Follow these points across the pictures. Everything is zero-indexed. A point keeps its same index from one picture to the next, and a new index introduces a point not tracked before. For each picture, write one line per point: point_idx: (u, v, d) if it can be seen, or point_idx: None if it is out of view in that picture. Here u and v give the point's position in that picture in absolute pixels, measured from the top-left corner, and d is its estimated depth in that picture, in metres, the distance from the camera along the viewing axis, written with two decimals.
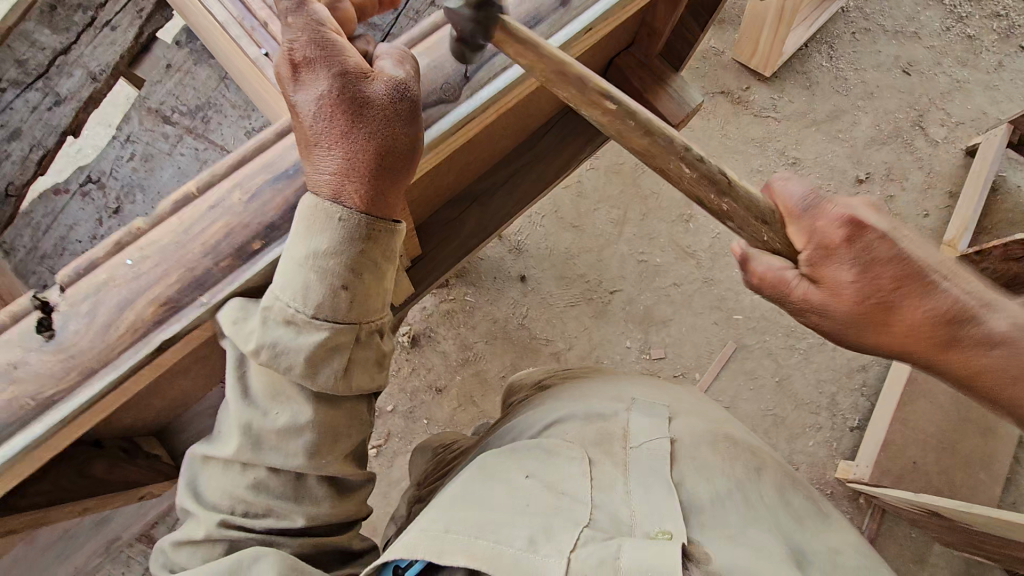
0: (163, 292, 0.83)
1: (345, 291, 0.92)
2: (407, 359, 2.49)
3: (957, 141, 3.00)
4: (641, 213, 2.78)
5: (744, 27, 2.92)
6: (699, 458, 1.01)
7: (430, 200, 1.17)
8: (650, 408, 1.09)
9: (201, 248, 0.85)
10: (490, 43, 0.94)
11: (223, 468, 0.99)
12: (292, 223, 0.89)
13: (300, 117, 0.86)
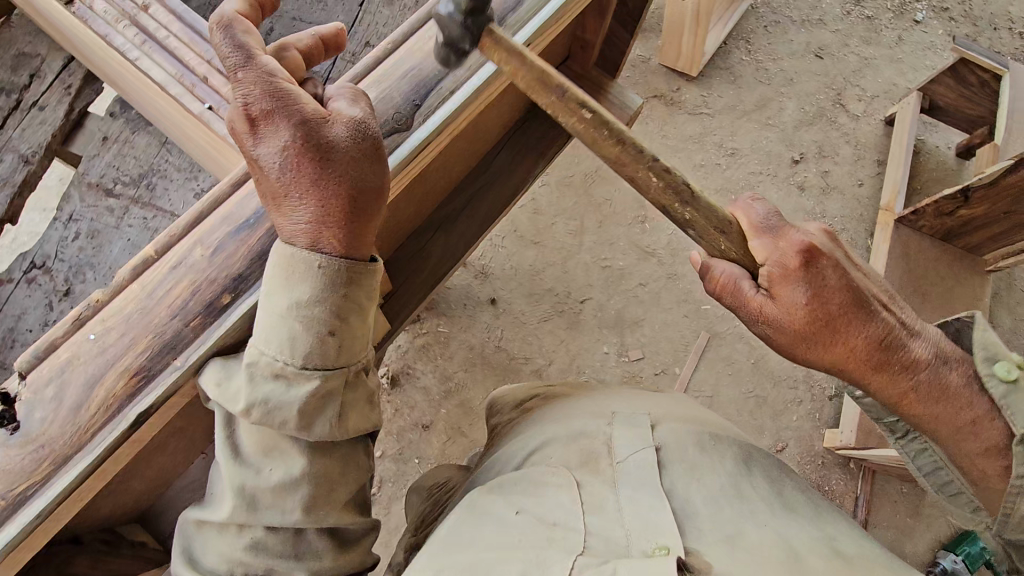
0: (133, 361, 0.85)
1: (332, 337, 0.91)
2: (389, 401, 2.45)
3: (875, 113, 3.25)
4: (597, 220, 2.84)
5: (664, 33, 3.05)
6: (687, 459, 1.03)
7: (394, 233, 1.15)
8: (630, 420, 1.09)
9: (167, 312, 0.87)
10: (433, 70, 1.02)
11: (218, 535, 0.96)
12: (258, 273, 0.91)
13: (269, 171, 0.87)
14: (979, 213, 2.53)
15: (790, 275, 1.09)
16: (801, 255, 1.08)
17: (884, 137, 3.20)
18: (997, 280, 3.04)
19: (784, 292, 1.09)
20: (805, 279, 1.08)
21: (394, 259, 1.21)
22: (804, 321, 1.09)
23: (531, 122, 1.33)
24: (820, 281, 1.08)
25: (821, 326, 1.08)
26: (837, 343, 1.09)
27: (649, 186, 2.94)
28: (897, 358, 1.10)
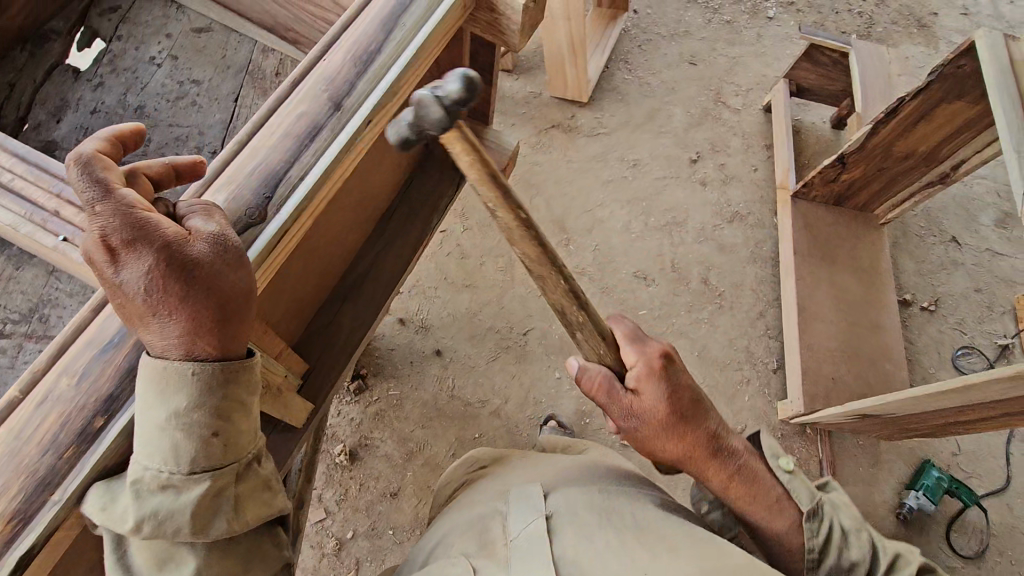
0: (7, 505, 0.80)
1: (216, 437, 0.92)
2: (352, 477, 2.38)
3: (753, 104, 3.55)
4: (524, 252, 2.92)
5: (549, 71, 3.23)
6: (575, 521, 1.17)
7: (296, 312, 1.14)
8: (523, 494, 1.28)
9: (34, 451, 0.83)
10: (279, 159, 0.98)
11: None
12: (130, 390, 0.90)
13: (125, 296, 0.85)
14: (857, 175, 2.78)
15: (653, 378, 1.18)
16: (660, 357, 1.20)
17: (765, 124, 3.48)
18: (893, 230, 3.32)
19: (647, 390, 1.18)
20: (664, 384, 1.18)
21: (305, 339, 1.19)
22: (660, 416, 1.18)
23: (420, 176, 1.38)
24: (677, 384, 1.19)
25: (675, 423, 1.19)
26: (682, 441, 1.21)
27: (565, 211, 3.06)
28: (718, 436, 1.24)
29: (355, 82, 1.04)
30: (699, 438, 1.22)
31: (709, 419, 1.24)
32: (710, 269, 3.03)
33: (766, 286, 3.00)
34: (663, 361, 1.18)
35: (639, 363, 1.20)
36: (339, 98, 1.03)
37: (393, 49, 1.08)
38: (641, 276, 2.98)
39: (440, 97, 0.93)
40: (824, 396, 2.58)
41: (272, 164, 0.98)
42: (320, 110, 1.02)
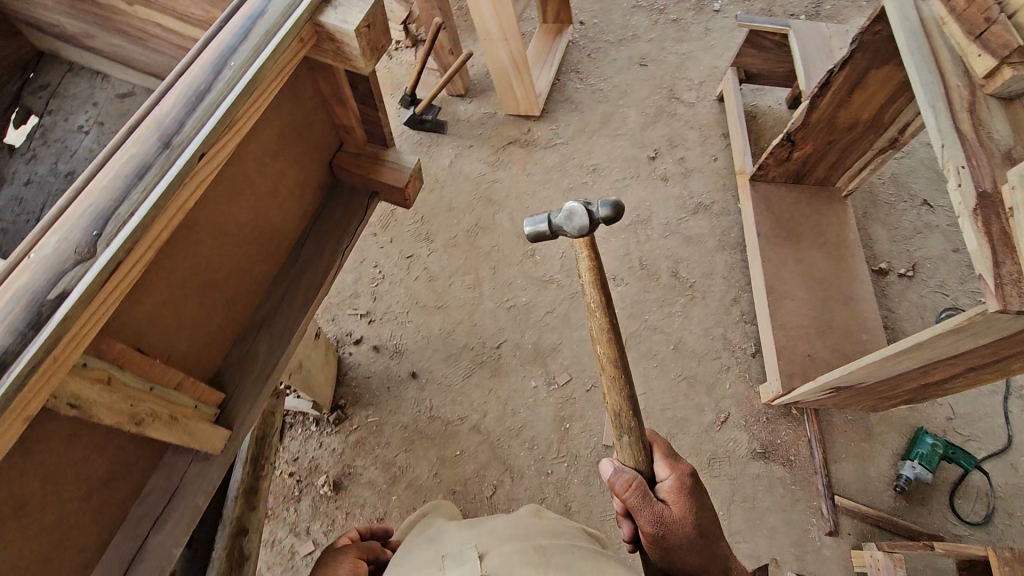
0: None
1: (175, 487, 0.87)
2: (338, 507, 2.41)
3: (707, 96, 3.59)
4: (491, 267, 2.97)
5: (499, 90, 3.30)
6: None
7: (211, 343, 1.14)
8: (460, 560, 1.10)
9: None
10: (99, 194, 0.73)
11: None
12: None
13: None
14: (809, 151, 2.78)
15: (681, 489, 1.34)
16: (687, 474, 1.38)
17: (721, 114, 3.52)
18: (862, 202, 3.31)
19: (674, 500, 1.33)
20: (692, 497, 1.33)
21: (224, 366, 1.20)
22: (683, 519, 1.29)
23: (328, 204, 1.41)
24: (699, 498, 1.34)
25: (695, 532, 1.29)
26: (694, 551, 1.29)
27: (529, 223, 3.12)
28: (720, 549, 1.34)
29: (192, 105, 0.80)
30: (714, 556, 1.32)
31: (721, 542, 1.35)
32: (679, 261, 3.04)
33: (737, 272, 3.01)
34: (690, 476, 1.37)
35: (670, 475, 1.38)
36: (172, 121, 0.79)
37: (246, 58, 0.85)
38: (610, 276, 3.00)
39: (587, 210, 1.39)
40: (802, 374, 2.56)
41: (91, 199, 0.72)
42: (146, 141, 0.76)
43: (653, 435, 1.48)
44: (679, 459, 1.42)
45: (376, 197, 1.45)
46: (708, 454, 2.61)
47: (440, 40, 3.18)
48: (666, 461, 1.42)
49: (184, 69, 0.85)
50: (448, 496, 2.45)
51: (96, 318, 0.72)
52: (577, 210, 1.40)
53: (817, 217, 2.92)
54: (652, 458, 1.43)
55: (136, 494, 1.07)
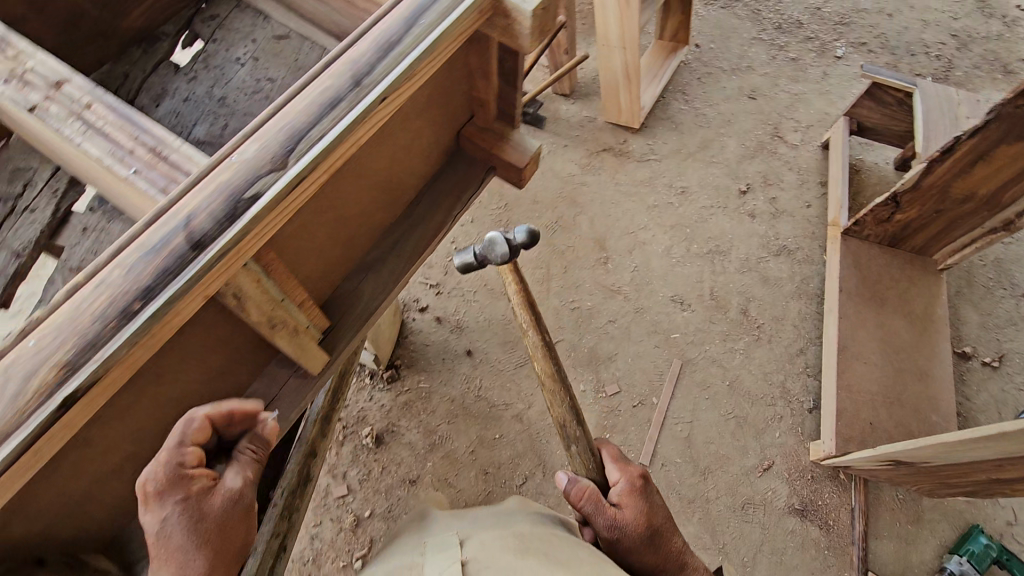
0: (59, 358, 0.67)
1: None
2: (376, 459, 2.51)
3: (811, 141, 3.50)
4: (562, 266, 3.03)
5: (604, 94, 3.31)
6: (495, 562, 0.98)
7: (327, 274, 1.24)
8: (443, 544, 1.11)
9: (32, 360, 0.67)
10: (301, 117, 0.82)
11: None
12: (170, 280, 0.72)
13: (146, 288, 0.71)
14: (913, 215, 2.67)
15: (635, 491, 1.36)
16: (638, 475, 1.40)
17: (823, 162, 3.42)
18: (958, 278, 3.14)
19: (628, 502, 1.34)
20: (645, 496, 1.35)
21: (334, 294, 1.30)
22: (639, 518, 1.30)
23: (448, 170, 1.48)
24: (653, 499, 1.36)
25: (651, 530, 1.30)
26: (654, 550, 1.29)
27: (607, 231, 3.14)
28: (681, 552, 1.32)
29: (383, 53, 0.88)
30: (672, 551, 1.32)
31: (679, 540, 1.35)
32: (750, 300, 2.99)
33: (810, 325, 2.92)
34: (637, 476, 1.39)
35: (622, 479, 1.41)
36: (363, 65, 0.87)
37: (432, 19, 0.92)
38: (678, 300, 2.97)
39: (507, 239, 1.46)
40: (859, 439, 2.46)
41: (290, 121, 0.81)
42: (341, 78, 0.85)
43: (605, 444, 1.53)
44: (634, 464, 1.45)
45: (492, 172, 1.51)
46: (744, 498, 2.54)
47: (559, 39, 3.23)
48: (622, 467, 1.43)
49: (379, 19, 0.93)
50: (480, 475, 2.50)
51: (276, 223, 0.81)
52: (498, 241, 1.45)
53: (906, 286, 2.80)
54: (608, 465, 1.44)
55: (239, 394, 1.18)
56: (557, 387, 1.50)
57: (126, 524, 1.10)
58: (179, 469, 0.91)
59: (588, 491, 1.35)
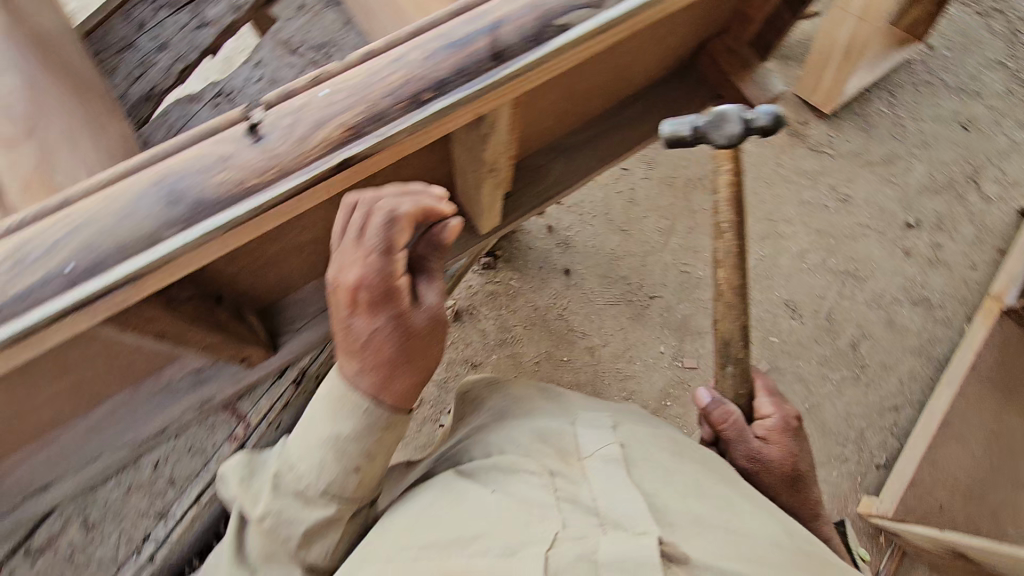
0: (348, 118, 0.69)
1: (356, 472, 0.93)
2: (448, 332, 2.54)
3: (1011, 199, 3.01)
4: (688, 226, 2.72)
5: (806, 66, 2.97)
6: (652, 458, 0.91)
7: (530, 138, 1.21)
8: (594, 420, 0.98)
9: (323, 110, 0.69)
10: None
11: (247, 487, 0.97)
12: (462, 82, 0.72)
13: (440, 81, 0.71)
14: None
15: (785, 431, 1.29)
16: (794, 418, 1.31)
17: (1013, 227, 2.95)
18: None
19: (779, 442, 1.27)
20: (796, 440, 1.28)
21: (519, 165, 1.30)
22: (786, 458, 1.25)
23: (673, 81, 1.38)
24: (798, 443, 1.30)
25: (793, 475, 1.26)
26: (792, 493, 1.26)
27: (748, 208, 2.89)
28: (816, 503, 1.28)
29: None
30: (806, 497, 1.27)
31: (816, 488, 1.29)
32: (865, 335, 2.74)
33: (916, 386, 2.66)
34: (794, 418, 1.31)
35: (773, 416, 1.31)
36: None
37: None
38: (791, 306, 2.78)
39: (747, 119, 1.15)
40: (919, 515, 2.32)
41: None
42: None
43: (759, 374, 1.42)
44: (781, 399, 1.36)
45: (716, 101, 1.39)
46: None
47: None
48: (769, 400, 1.35)
49: None
50: None
51: (564, 66, 0.79)
52: (733, 117, 1.14)
53: None
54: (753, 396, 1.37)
55: None
56: (732, 308, 1.30)
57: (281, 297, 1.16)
58: (381, 277, 0.83)
59: (736, 420, 1.28)
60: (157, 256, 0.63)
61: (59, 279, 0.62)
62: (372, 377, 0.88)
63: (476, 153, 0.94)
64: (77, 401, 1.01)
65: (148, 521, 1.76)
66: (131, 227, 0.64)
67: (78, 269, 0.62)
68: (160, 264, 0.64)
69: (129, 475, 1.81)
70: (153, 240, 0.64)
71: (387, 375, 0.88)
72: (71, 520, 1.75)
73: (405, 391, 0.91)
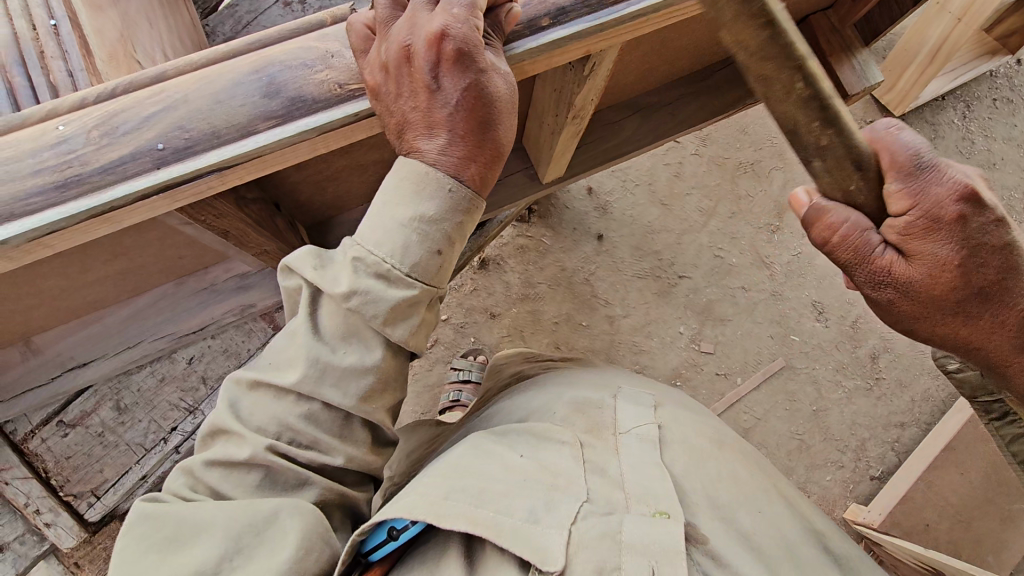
0: None
1: (439, 255, 0.77)
2: (472, 278, 2.49)
3: None
4: (731, 210, 2.59)
5: (887, 60, 2.57)
6: (689, 442, 0.90)
7: (615, 89, 1.18)
8: (636, 396, 0.96)
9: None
10: None
11: (321, 272, 0.76)
12: (579, 14, 0.74)
13: (561, 9, 0.74)
14: None
15: (938, 232, 0.69)
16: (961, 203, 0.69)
17: None
18: None
19: (924, 251, 0.70)
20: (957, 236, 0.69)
21: (593, 118, 1.26)
22: (937, 287, 0.72)
23: None
24: (980, 237, 0.70)
25: (966, 295, 0.72)
26: (970, 323, 0.74)
27: None
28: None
29: None
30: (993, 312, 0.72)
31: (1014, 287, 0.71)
32: (886, 351, 2.44)
33: (928, 407, 2.38)
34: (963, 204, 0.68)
35: (912, 214, 0.70)
36: None
37: None
38: (819, 307, 2.50)
39: None
40: (905, 531, 2.13)
41: None
42: None
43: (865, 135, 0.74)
44: (932, 164, 0.69)
45: None
46: None
47: None
48: (904, 185, 0.69)
49: None
50: (550, 347, 2.42)
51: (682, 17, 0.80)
52: None
53: None
54: (878, 177, 0.71)
55: None
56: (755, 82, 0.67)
57: (335, 215, 1.16)
58: (469, 28, 0.68)
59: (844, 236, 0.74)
60: (250, 145, 0.66)
61: (150, 155, 0.65)
62: (449, 157, 0.74)
63: (566, 96, 0.93)
64: (124, 287, 1.01)
65: (179, 417, 1.61)
66: (225, 115, 0.67)
67: (168, 149, 0.65)
68: (251, 155, 0.67)
69: (162, 365, 1.63)
70: (243, 132, 0.67)
71: (466, 153, 0.74)
72: (103, 401, 1.58)
73: (485, 175, 0.77)
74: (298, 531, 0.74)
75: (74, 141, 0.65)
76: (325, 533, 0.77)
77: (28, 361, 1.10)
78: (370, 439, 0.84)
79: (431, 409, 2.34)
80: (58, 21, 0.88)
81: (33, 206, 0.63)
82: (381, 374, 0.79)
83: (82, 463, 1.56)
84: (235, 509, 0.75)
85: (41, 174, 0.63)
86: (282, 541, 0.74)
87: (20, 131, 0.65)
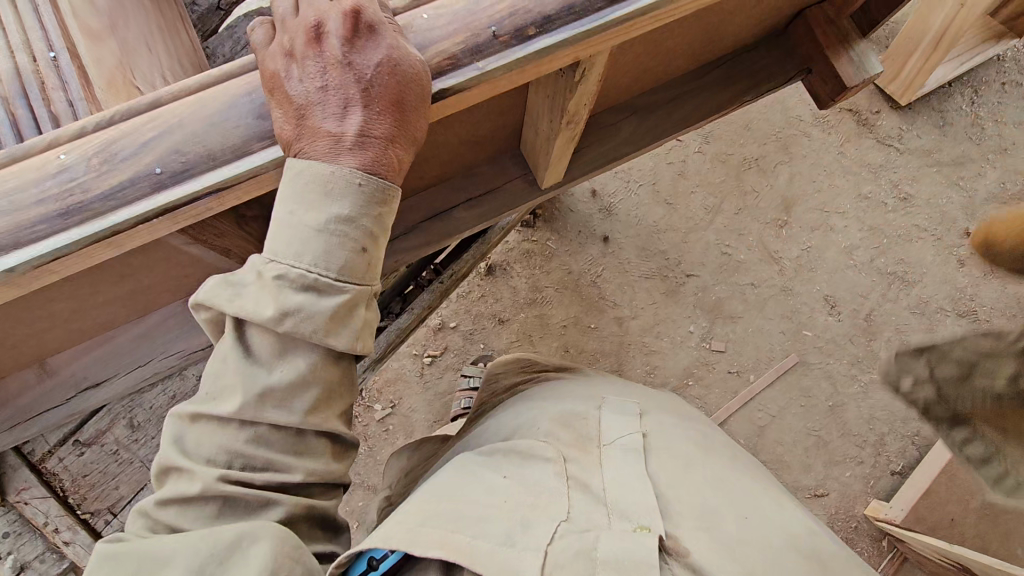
0: (451, 48, 0.74)
1: (365, 252, 0.80)
2: (479, 285, 2.49)
3: None
4: (737, 206, 2.57)
5: (890, 48, 2.54)
6: (675, 449, 0.90)
7: (607, 92, 1.18)
8: (620, 407, 0.96)
9: (426, 32, 0.74)
10: None
11: (236, 301, 0.77)
12: (567, 23, 0.75)
13: (546, 18, 0.75)
14: None
15: None
16: None
17: None
18: None
19: None
20: None
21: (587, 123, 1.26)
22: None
23: (758, 51, 1.30)
24: None
25: None
26: None
27: (805, 195, 2.58)
28: None
29: None
30: None
31: None
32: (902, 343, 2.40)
33: None
34: None
35: None
36: None
37: None
38: (831, 302, 2.47)
39: None
40: (929, 527, 2.10)
41: None
42: None
43: None
44: None
45: (803, 76, 1.31)
46: None
47: None
48: None
49: None
50: (560, 351, 2.41)
51: (672, 16, 0.80)
52: None
53: None
54: None
55: (473, 165, 1.22)
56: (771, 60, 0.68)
57: None
58: (375, 8, 0.72)
59: None
60: (245, 165, 0.70)
61: (149, 180, 0.67)
62: (366, 136, 0.75)
63: (559, 102, 0.94)
64: (132, 307, 1.03)
65: None
66: (220, 137, 0.69)
67: (168, 173, 0.67)
68: (247, 176, 0.70)
69: (174, 382, 1.48)
70: (240, 153, 0.70)
71: (380, 134, 0.75)
72: (116, 420, 1.43)
73: (399, 159, 0.78)
74: (260, 559, 0.74)
75: (76, 170, 0.66)
76: (294, 552, 0.78)
77: (43, 383, 1.11)
78: (329, 448, 0.86)
79: (442, 416, 2.35)
80: (58, 53, 0.90)
81: (39, 233, 0.64)
82: (326, 384, 0.82)
83: (99, 480, 1.42)
84: (197, 541, 0.75)
85: (44, 203, 0.65)
86: (246, 567, 0.74)
87: (24, 162, 0.67)
